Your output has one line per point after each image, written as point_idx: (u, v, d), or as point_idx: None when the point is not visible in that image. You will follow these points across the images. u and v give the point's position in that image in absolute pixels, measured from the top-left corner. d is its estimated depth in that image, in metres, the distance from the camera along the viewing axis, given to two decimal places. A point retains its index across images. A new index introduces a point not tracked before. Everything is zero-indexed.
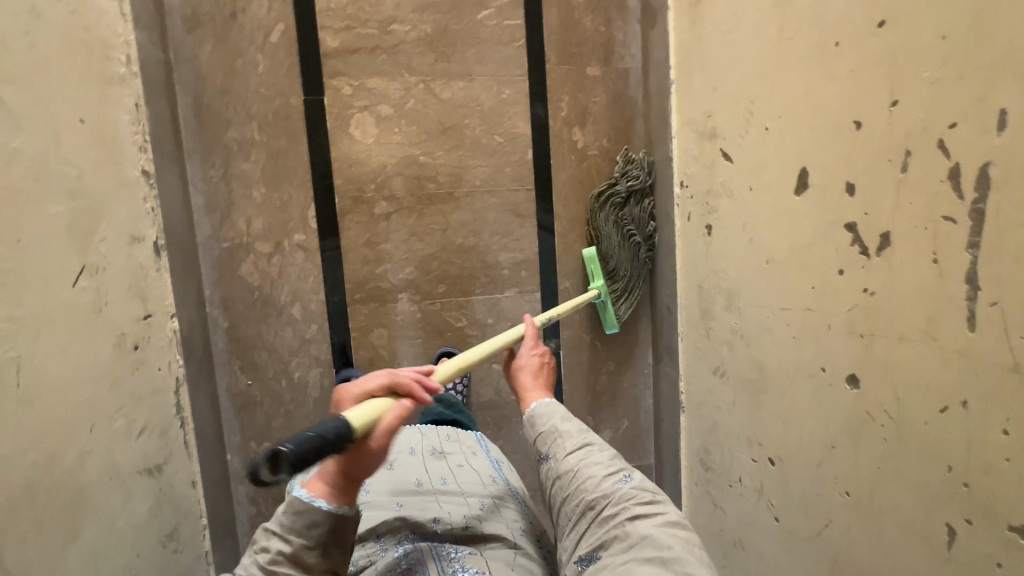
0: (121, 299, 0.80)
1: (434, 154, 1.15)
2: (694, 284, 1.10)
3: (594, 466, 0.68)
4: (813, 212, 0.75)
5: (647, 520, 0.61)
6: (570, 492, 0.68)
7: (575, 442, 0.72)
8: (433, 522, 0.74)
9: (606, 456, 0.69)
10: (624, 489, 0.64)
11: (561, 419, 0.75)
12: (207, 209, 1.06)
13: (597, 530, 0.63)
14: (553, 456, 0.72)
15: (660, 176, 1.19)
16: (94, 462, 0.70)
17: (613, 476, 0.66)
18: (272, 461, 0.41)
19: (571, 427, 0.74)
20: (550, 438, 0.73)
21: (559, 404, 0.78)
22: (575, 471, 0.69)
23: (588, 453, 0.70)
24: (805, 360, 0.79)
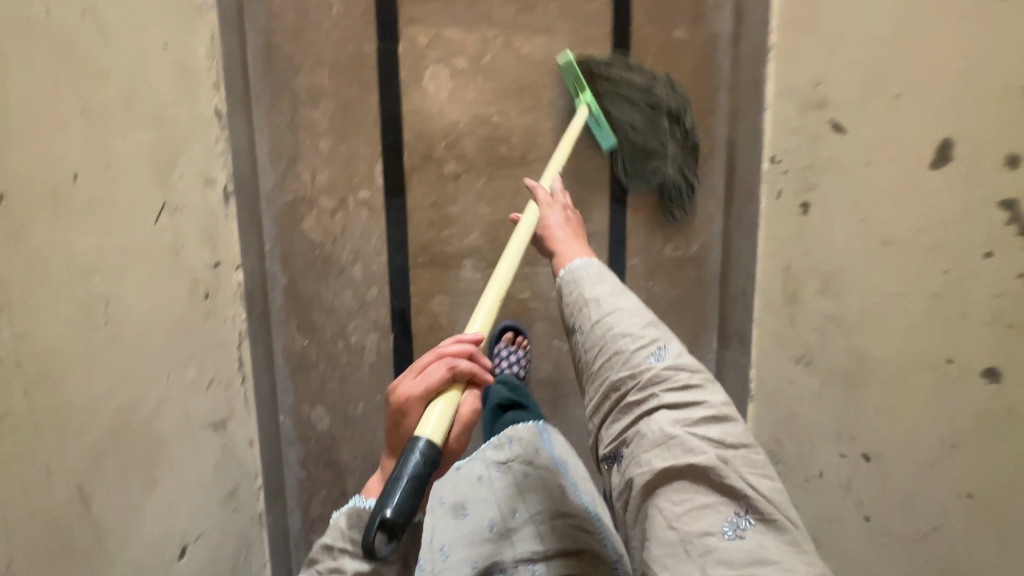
0: (195, 243, 0.75)
1: (508, 114, 1.08)
2: (779, 267, 1.04)
3: (623, 341, 0.60)
4: (956, 187, 0.68)
5: (679, 409, 0.54)
6: (595, 369, 0.61)
7: (604, 313, 0.63)
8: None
9: (636, 326, 0.61)
10: (654, 370, 0.57)
11: (588, 286, 0.67)
12: (272, 159, 1.01)
13: (621, 416, 0.57)
14: (580, 328, 0.64)
15: (745, 150, 1.11)
16: (170, 410, 0.66)
17: (643, 351, 0.58)
18: (389, 526, 0.55)
19: (598, 293, 0.65)
20: (574, 305, 0.66)
21: (590, 269, 0.68)
22: (602, 346, 0.61)
23: (617, 322, 0.62)
24: (928, 351, 0.73)
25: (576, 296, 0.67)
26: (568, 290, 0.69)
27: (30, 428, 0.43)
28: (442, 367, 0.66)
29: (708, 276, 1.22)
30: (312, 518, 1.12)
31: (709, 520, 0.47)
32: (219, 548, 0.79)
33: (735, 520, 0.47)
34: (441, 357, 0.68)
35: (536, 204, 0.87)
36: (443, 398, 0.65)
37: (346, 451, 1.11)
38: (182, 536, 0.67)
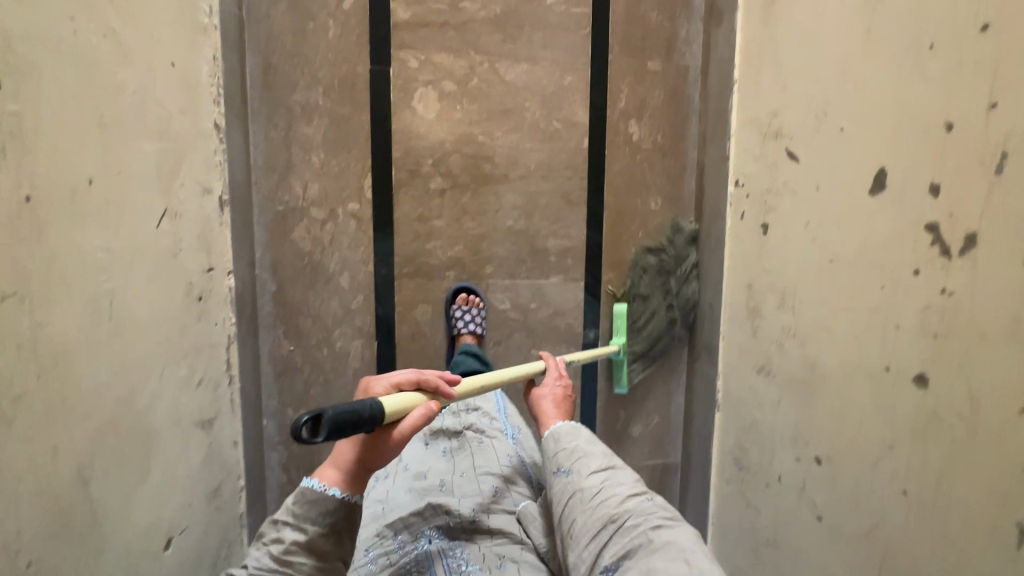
0: (192, 247, 0.79)
1: (492, 135, 1.15)
2: (743, 283, 1.11)
3: (619, 488, 0.70)
4: (890, 211, 0.76)
5: (667, 526, 0.65)
6: (592, 504, 0.69)
7: (597, 463, 0.75)
8: (446, 516, 0.82)
9: (625, 477, 0.73)
10: (647, 503, 0.68)
11: (585, 438, 0.79)
12: (265, 170, 1.06)
13: (619, 538, 0.65)
14: (575, 473, 0.74)
15: (712, 174, 1.20)
16: (162, 404, 0.69)
17: (636, 496, 0.69)
18: (313, 424, 0.45)
19: (591, 448, 0.77)
20: (572, 455, 0.77)
21: (582, 428, 0.81)
22: (595, 488, 0.71)
23: (611, 474, 0.73)
24: (869, 359, 0.80)
25: (569, 448, 0.78)
26: (561, 442, 0.79)
27: (38, 406, 0.46)
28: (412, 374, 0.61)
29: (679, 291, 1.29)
30: None
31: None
32: (202, 543, 0.81)
33: None
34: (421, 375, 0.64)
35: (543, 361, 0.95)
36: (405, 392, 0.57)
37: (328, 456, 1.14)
38: (167, 528, 0.70)
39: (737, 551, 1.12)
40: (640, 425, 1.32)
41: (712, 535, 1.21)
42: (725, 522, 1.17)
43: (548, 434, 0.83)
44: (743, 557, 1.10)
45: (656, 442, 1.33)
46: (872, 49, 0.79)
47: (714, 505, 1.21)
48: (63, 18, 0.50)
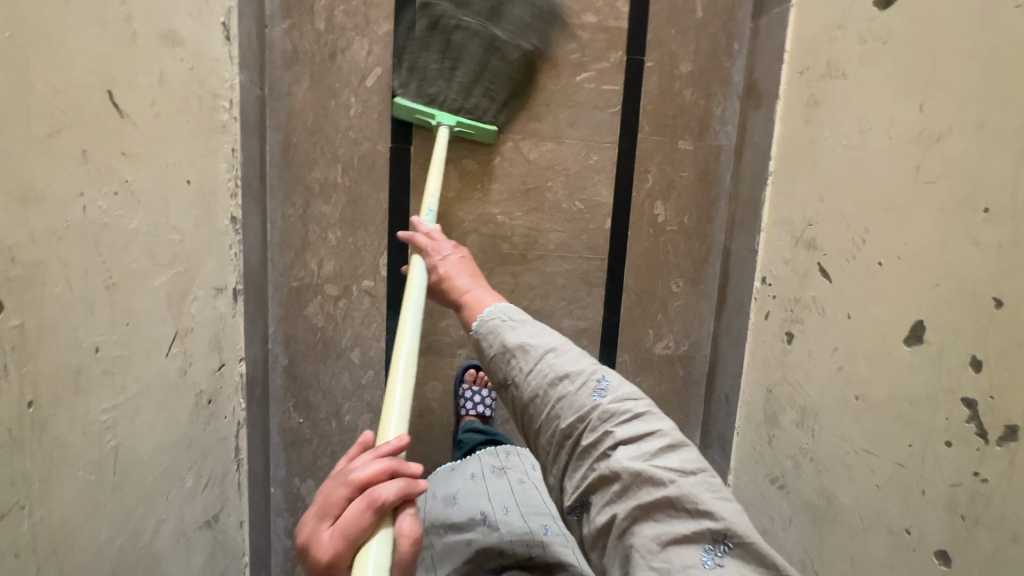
0: (203, 354, 0.79)
1: (512, 215, 1.12)
2: (762, 386, 1.07)
3: (563, 386, 0.60)
4: (926, 370, 0.72)
5: (634, 443, 0.56)
6: (542, 417, 0.61)
7: (532, 359, 0.62)
8: (500, 558, 0.83)
9: (570, 363, 0.61)
10: (602, 407, 0.58)
11: (509, 333, 0.64)
12: (281, 247, 1.05)
13: (580, 461, 0.58)
14: (514, 381, 0.63)
15: (739, 262, 1.15)
16: (166, 526, 0.70)
17: (585, 390, 0.59)
18: None
19: (521, 339, 0.63)
20: (501, 361, 0.64)
21: (503, 313, 0.66)
22: (540, 393, 0.61)
23: (550, 365, 0.61)
24: (890, 515, 0.77)
25: (498, 348, 0.64)
26: (486, 339, 0.65)
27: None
28: (359, 502, 0.47)
29: (696, 375, 1.25)
30: None
31: (686, 554, 0.51)
32: None
33: (712, 549, 0.51)
34: (348, 479, 0.49)
35: (419, 256, 0.82)
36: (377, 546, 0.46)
37: None
38: None
39: None
40: None
41: None
42: None
43: (475, 329, 0.68)
44: None
45: None
46: (920, 190, 0.74)
47: None
48: (71, 199, 0.50)
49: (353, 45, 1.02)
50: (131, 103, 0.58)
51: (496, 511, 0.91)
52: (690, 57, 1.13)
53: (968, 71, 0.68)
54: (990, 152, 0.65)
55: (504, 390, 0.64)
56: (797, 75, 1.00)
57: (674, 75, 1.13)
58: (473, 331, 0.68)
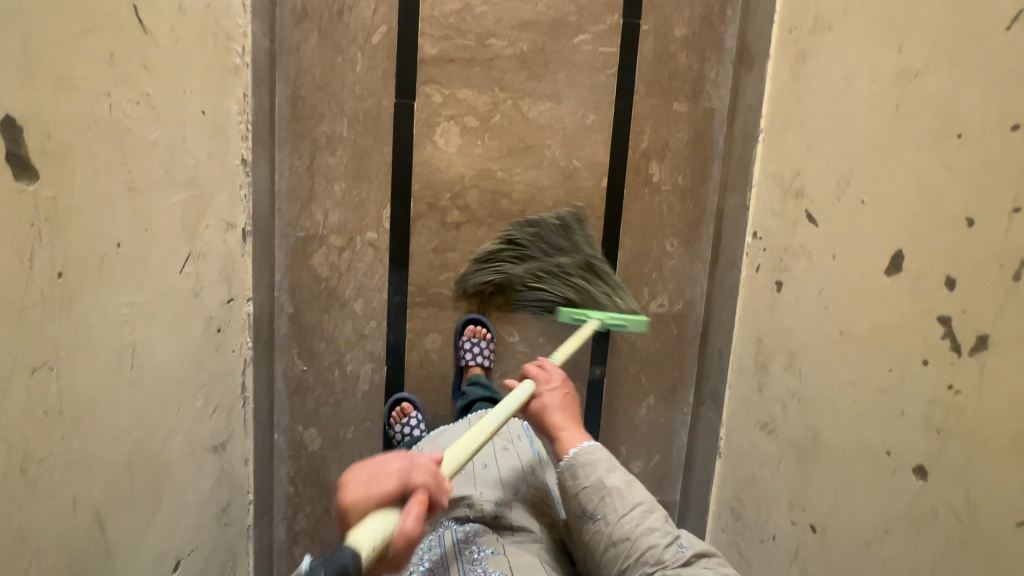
0: (214, 284, 0.83)
1: (511, 171, 1.16)
2: (753, 337, 1.10)
3: (652, 538, 0.70)
4: (905, 297, 0.75)
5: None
6: (629, 557, 0.70)
7: (627, 504, 0.73)
8: (467, 508, 0.87)
9: (658, 520, 0.72)
10: (679, 560, 0.69)
11: (609, 475, 0.75)
12: (289, 198, 1.09)
13: None
14: (606, 518, 0.73)
15: (732, 220, 1.18)
16: (178, 439, 0.73)
17: (671, 548, 0.70)
18: None
19: (618, 484, 0.74)
20: (597, 497, 0.74)
21: (605, 456, 0.76)
22: (628, 536, 0.71)
23: (643, 516, 0.72)
24: (870, 441, 0.79)
25: (595, 482, 0.74)
26: (581, 475, 0.75)
27: (62, 465, 0.50)
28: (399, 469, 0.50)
29: (689, 334, 1.28)
30: (296, 531, 1.19)
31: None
32: (209, 560, 0.86)
33: None
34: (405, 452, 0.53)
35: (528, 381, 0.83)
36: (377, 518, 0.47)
37: (334, 472, 1.18)
38: (176, 552, 0.74)
39: None
40: (640, 463, 1.32)
41: None
42: None
43: (568, 457, 0.77)
44: None
45: (656, 479, 1.34)
46: (899, 126, 0.77)
47: None
48: (100, 96, 0.53)
49: (359, 3, 1.06)
50: (153, 21, 0.62)
51: (475, 466, 0.96)
52: (684, 21, 1.17)
53: (944, 9, 0.72)
54: (964, 82, 0.68)
55: (591, 521, 0.74)
56: (786, 34, 1.04)
57: (669, 39, 1.17)
58: (561, 463, 0.78)
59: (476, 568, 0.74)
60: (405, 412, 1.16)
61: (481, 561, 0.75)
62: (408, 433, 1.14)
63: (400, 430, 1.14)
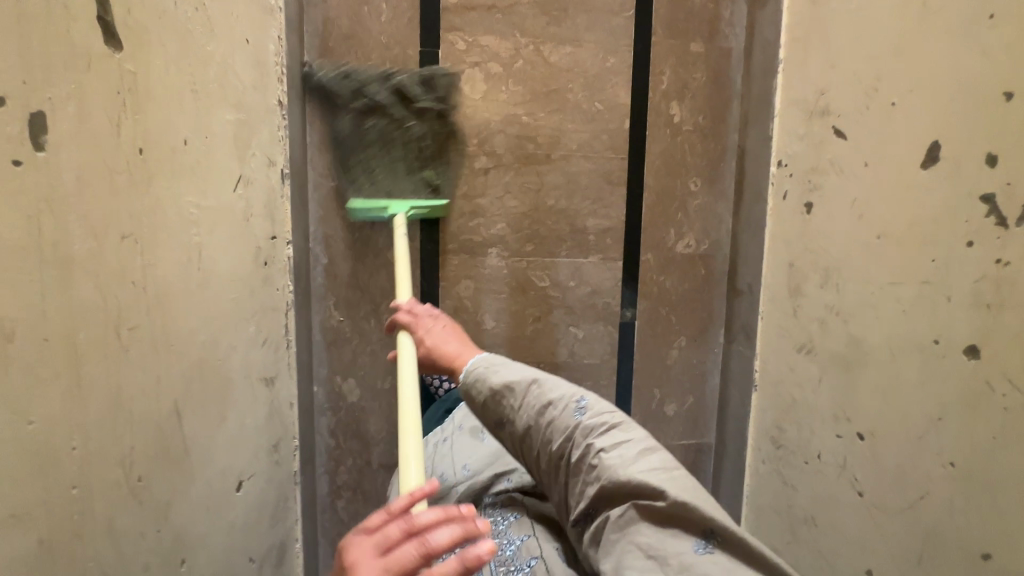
0: (260, 214, 0.84)
1: (536, 115, 1.18)
2: (784, 262, 1.11)
3: (549, 413, 0.71)
4: (945, 185, 0.76)
5: (612, 449, 0.67)
6: (538, 442, 0.71)
7: (519, 395, 0.72)
8: (507, 482, 0.88)
9: (551, 394, 0.72)
10: (583, 425, 0.69)
11: (493, 376, 0.75)
12: (320, 148, 1.11)
13: (578, 476, 0.69)
14: (509, 419, 0.73)
15: (754, 154, 1.20)
16: (236, 357, 0.74)
17: (568, 412, 0.71)
18: None
19: (505, 380, 0.74)
20: (492, 401, 0.74)
21: (485, 362, 0.76)
22: (533, 424, 0.72)
23: (535, 395, 0.72)
24: (917, 332, 0.80)
25: (485, 390, 0.74)
26: (477, 387, 0.75)
27: (150, 340, 0.52)
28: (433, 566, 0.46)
29: (717, 273, 1.29)
30: (339, 484, 1.20)
31: (681, 544, 0.60)
32: (264, 493, 0.87)
33: (701, 541, 0.60)
34: (410, 531, 0.48)
35: (405, 331, 0.87)
36: None
37: (374, 423, 1.19)
38: (239, 472, 0.75)
39: (774, 530, 1.13)
40: (674, 405, 1.33)
41: (747, 515, 1.23)
42: (762, 501, 1.18)
43: (462, 377, 0.78)
44: (780, 536, 1.12)
45: (690, 422, 1.34)
46: (926, 22, 0.79)
47: (750, 484, 1.22)
48: None
49: None
50: None
51: None
52: None
53: None
54: None
55: (500, 425, 0.74)
56: None
57: None
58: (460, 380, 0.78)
59: (502, 538, 0.78)
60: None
61: (504, 532, 0.79)
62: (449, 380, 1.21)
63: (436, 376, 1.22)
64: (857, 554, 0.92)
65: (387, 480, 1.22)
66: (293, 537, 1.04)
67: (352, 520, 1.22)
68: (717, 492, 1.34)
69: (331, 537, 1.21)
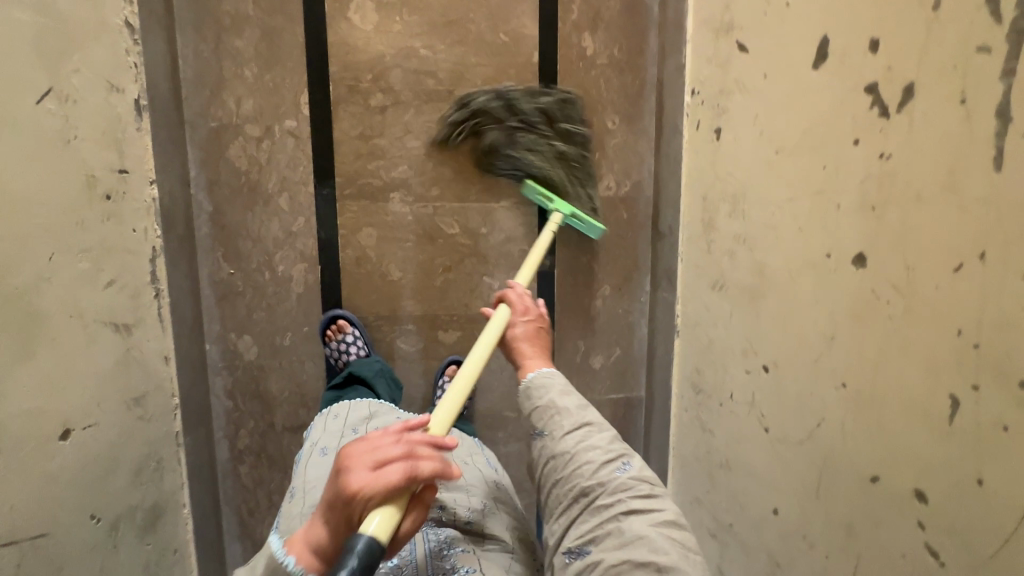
0: (94, 140, 0.76)
1: (435, 48, 1.10)
2: (699, 197, 1.05)
3: (592, 453, 0.71)
4: (833, 83, 0.70)
5: (642, 513, 0.66)
6: (569, 470, 0.71)
7: (574, 422, 0.75)
8: (440, 510, 0.80)
9: (605, 439, 0.73)
10: (621, 479, 0.69)
11: (561, 395, 0.78)
12: (196, 85, 1.02)
13: (590, 516, 0.68)
14: (551, 433, 0.75)
15: (671, 87, 1.13)
16: (53, 290, 0.67)
17: (612, 464, 0.71)
18: None
19: (569, 405, 0.77)
20: (545, 414, 0.76)
21: (557, 380, 0.80)
22: (574, 454, 0.72)
23: (587, 433, 0.73)
24: (812, 249, 0.74)
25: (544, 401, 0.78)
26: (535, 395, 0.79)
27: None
28: (403, 466, 0.52)
29: (641, 217, 1.23)
30: (240, 449, 1.13)
31: None
32: (120, 449, 0.80)
33: None
34: (400, 438, 0.54)
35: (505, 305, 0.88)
36: (387, 506, 0.52)
37: (275, 383, 1.12)
38: (65, 417, 0.68)
39: (696, 478, 1.08)
40: (601, 357, 1.27)
41: (674, 465, 1.18)
42: (686, 450, 1.13)
43: (526, 381, 0.82)
44: (702, 484, 1.07)
45: (618, 375, 1.28)
46: None
47: (676, 434, 1.17)
48: None
49: None
50: None
51: None
52: None
53: None
54: None
55: (540, 437, 0.76)
56: None
57: None
58: (524, 381, 0.82)
59: (448, 566, 0.71)
60: (342, 329, 1.10)
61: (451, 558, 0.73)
62: (349, 352, 1.09)
63: (337, 348, 1.09)
64: (765, 493, 0.87)
65: (292, 443, 1.15)
66: (177, 501, 0.97)
67: (256, 487, 1.15)
68: (647, 447, 1.29)
69: (235, 505, 1.15)
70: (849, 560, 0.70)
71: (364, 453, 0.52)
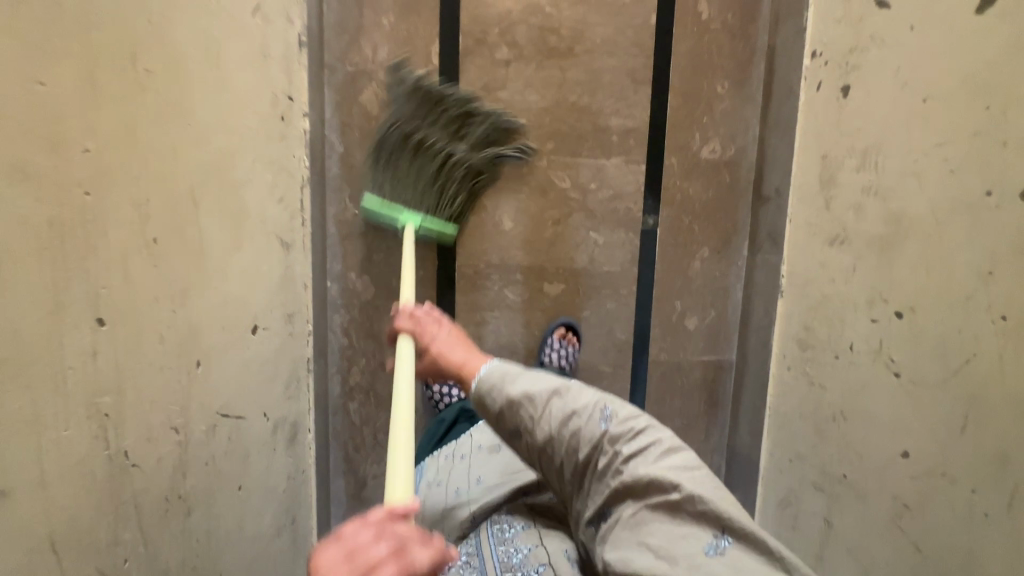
0: (276, 63, 0.81)
1: (559, 6, 1.14)
2: (817, 157, 1.07)
3: (573, 421, 0.67)
4: (1000, 24, 0.72)
5: (637, 454, 0.63)
6: (559, 452, 0.67)
7: (540, 403, 0.68)
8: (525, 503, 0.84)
9: (576, 399, 0.68)
10: (609, 432, 0.65)
11: (511, 385, 0.69)
12: (337, 31, 1.07)
13: (600, 481, 0.65)
14: (527, 426, 0.68)
15: (785, 51, 1.15)
16: (251, 192, 0.72)
17: (592, 418, 0.67)
18: None
19: (525, 389, 0.69)
20: (510, 413, 0.69)
21: (504, 369, 0.71)
22: (553, 432, 0.67)
23: (557, 403, 0.68)
24: (967, 189, 0.76)
25: (504, 400, 0.69)
26: (491, 396, 0.70)
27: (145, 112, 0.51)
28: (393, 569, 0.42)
29: (743, 181, 1.25)
30: (351, 386, 1.17)
31: (694, 544, 0.56)
32: (278, 357, 0.85)
33: (716, 540, 0.56)
34: (383, 535, 0.44)
35: (406, 338, 0.79)
36: None
37: (387, 323, 1.16)
38: (253, 315, 0.73)
39: (799, 433, 1.10)
40: (695, 319, 1.29)
41: (769, 425, 1.20)
42: (787, 408, 1.15)
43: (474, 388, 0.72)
44: (805, 439, 1.09)
45: (711, 337, 1.30)
46: None
47: (774, 395, 1.19)
48: None
49: None
50: None
51: None
52: None
53: None
54: None
55: (519, 435, 0.69)
56: None
57: None
58: (471, 389, 0.72)
59: (519, 568, 0.71)
60: None
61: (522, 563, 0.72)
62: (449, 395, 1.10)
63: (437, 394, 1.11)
64: (891, 436, 0.88)
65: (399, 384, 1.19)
66: (305, 424, 1.02)
67: (363, 424, 1.19)
68: (736, 410, 1.30)
69: (342, 441, 1.19)
70: (1004, 487, 0.71)
71: (341, 552, 0.43)
